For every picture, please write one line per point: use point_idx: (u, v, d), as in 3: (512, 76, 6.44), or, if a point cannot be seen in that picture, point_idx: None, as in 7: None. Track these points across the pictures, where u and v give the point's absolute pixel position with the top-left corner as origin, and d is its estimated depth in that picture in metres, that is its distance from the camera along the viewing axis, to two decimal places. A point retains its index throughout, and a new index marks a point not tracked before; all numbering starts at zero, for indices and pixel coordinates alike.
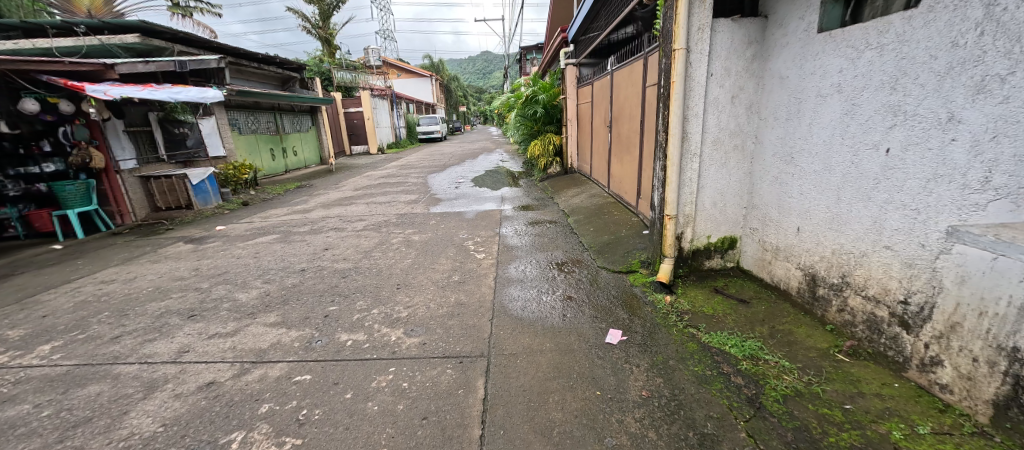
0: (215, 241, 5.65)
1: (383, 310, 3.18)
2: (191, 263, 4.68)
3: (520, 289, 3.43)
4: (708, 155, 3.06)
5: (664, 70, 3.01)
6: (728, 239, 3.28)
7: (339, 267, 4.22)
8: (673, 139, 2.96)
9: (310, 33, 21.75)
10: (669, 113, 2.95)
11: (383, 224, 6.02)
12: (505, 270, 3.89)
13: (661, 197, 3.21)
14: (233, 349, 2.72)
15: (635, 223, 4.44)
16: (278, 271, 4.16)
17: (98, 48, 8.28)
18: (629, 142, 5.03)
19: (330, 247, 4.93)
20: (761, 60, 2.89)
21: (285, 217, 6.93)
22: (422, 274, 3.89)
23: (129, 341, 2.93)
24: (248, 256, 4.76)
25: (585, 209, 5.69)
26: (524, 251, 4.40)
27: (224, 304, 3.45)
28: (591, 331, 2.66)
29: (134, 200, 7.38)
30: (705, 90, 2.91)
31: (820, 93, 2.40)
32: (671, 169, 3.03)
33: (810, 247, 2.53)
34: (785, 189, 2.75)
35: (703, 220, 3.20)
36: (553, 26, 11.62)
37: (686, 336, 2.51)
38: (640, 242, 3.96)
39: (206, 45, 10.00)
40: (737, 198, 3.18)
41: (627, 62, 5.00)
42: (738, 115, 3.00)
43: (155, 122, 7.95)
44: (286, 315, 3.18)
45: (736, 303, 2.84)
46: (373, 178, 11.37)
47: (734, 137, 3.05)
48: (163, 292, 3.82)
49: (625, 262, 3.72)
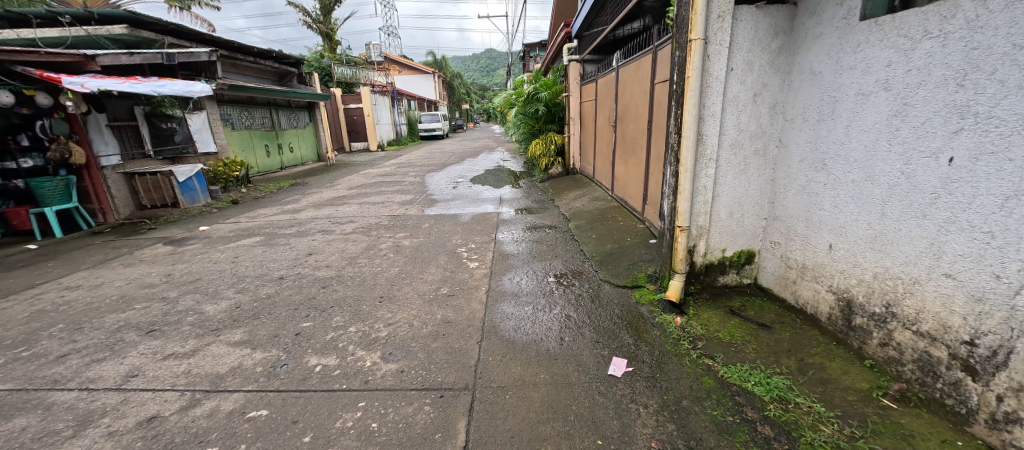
0: (195, 243, 5.34)
1: (361, 328, 2.87)
2: (165, 268, 4.37)
3: (514, 305, 3.10)
4: (725, 159, 2.73)
5: (677, 64, 2.67)
6: (746, 253, 2.96)
7: (320, 275, 3.90)
8: (687, 141, 2.63)
9: (310, 28, 21.41)
10: (682, 112, 2.61)
11: (374, 226, 5.70)
12: (499, 282, 3.57)
13: (672, 207, 2.87)
14: (187, 375, 2.41)
15: (641, 232, 4.12)
16: (254, 280, 3.84)
17: (85, 40, 8.08)
18: (636, 143, 4.69)
19: (314, 252, 4.61)
20: (788, 53, 2.55)
21: (273, 218, 6.63)
22: (409, 285, 3.57)
23: (74, 362, 2.62)
24: (226, 261, 4.45)
25: (588, 213, 5.36)
26: (521, 260, 4.08)
27: (189, 318, 3.15)
28: (592, 361, 2.34)
29: (118, 197, 7.08)
30: (724, 87, 2.58)
31: (861, 91, 2.07)
32: (683, 175, 2.69)
33: (846, 269, 2.21)
34: (813, 200, 2.43)
35: (718, 232, 2.88)
36: (556, 22, 11.30)
37: (701, 369, 2.18)
38: (646, 253, 3.63)
39: (199, 38, 9.69)
40: (757, 208, 2.85)
41: (634, 58, 4.67)
42: (759, 116, 2.67)
43: (141, 116, 7.70)
44: (254, 333, 2.87)
45: (756, 328, 2.52)
46: (370, 176, 11.05)
47: (755, 140, 2.72)
48: (126, 303, 3.51)
49: (630, 276, 3.39)
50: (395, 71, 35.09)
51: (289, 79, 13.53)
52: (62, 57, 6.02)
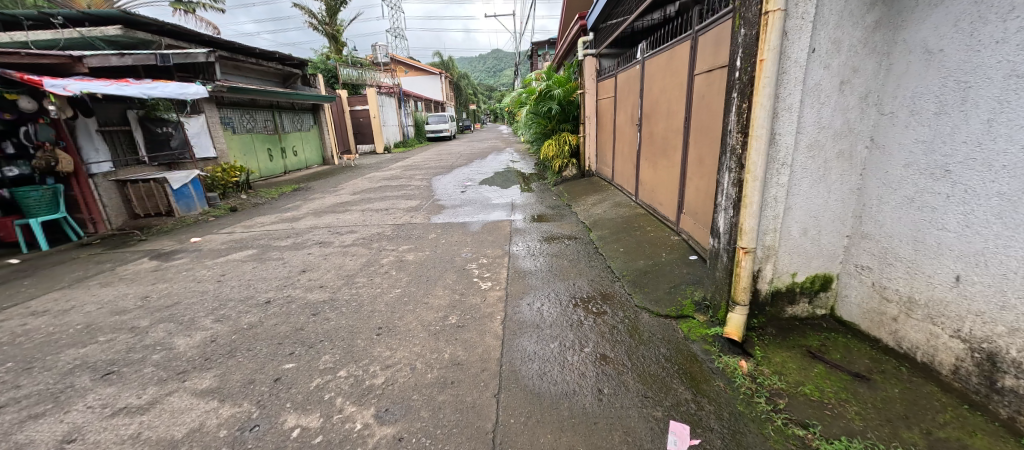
0: (182, 258, 4.91)
1: (353, 372, 2.38)
2: (144, 288, 3.93)
3: (536, 342, 2.58)
4: (802, 164, 2.19)
5: (742, 45, 2.15)
6: (822, 277, 2.43)
7: (312, 299, 3.41)
8: (757, 142, 2.09)
9: (316, 30, 21.12)
10: (751, 105, 2.08)
11: (376, 237, 5.21)
12: (516, 308, 3.05)
13: (732, 223, 2.33)
14: (134, 441, 1.94)
15: (678, 246, 3.59)
16: (237, 305, 3.37)
17: (79, 41, 7.75)
18: (667, 142, 4.17)
19: (308, 269, 4.14)
20: (889, 28, 2.02)
21: (270, 227, 6.17)
22: (412, 313, 3.07)
23: (7, 419, 2.16)
24: (211, 280, 3.99)
25: (611, 221, 4.83)
26: (540, 279, 3.57)
27: (155, 355, 2.69)
28: (643, 427, 1.82)
29: (109, 207, 6.68)
30: (805, 73, 2.05)
31: (1015, 73, 1.55)
32: (751, 184, 2.16)
33: (986, 311, 1.69)
34: (927, 216, 1.91)
35: (787, 253, 2.36)
36: (568, 16, 10.77)
37: (795, 443, 1.67)
38: (690, 274, 3.10)
39: (197, 39, 9.30)
40: (837, 224, 2.33)
41: (666, 48, 4.12)
42: (847, 108, 2.14)
43: (134, 120, 7.30)
44: (225, 378, 2.39)
45: (851, 379, 1.99)
46: (374, 180, 10.62)
47: (840, 139, 2.19)
48: (91, 334, 3.06)
49: (672, 303, 2.85)
50: (402, 72, 34.75)
51: (292, 80, 13.13)
52: (47, 59, 5.69)
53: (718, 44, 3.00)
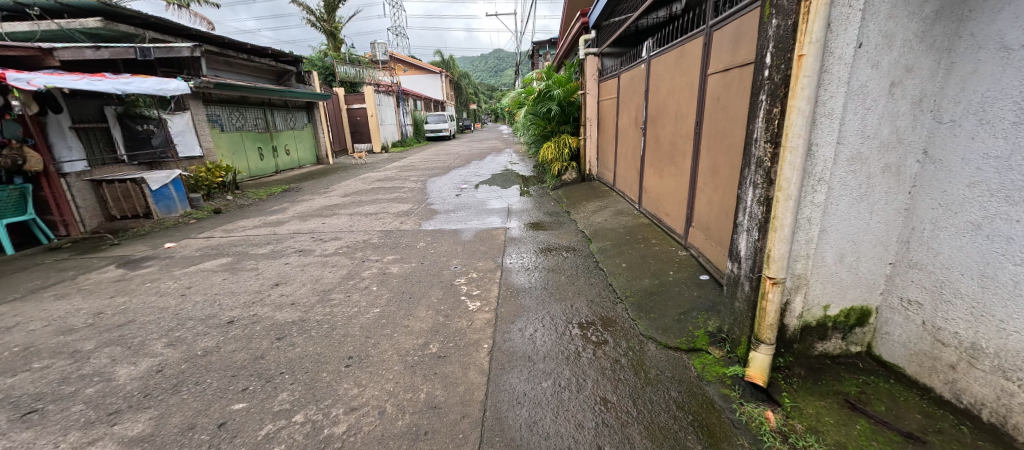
0: (151, 266, 4.54)
1: (311, 417, 2.03)
2: (100, 302, 3.56)
3: (527, 379, 2.24)
4: (840, 179, 1.89)
5: (771, 38, 1.85)
6: (858, 310, 2.14)
7: (280, 319, 3.06)
8: (791, 154, 1.76)
9: (314, 27, 20.76)
10: (787, 110, 1.75)
11: (360, 246, 4.86)
12: (506, 335, 2.71)
13: (755, 247, 2.00)
14: None
15: (687, 264, 3.27)
16: (195, 326, 3.01)
17: (57, 34, 7.36)
18: (674, 148, 3.85)
19: (281, 282, 3.79)
20: (951, 20, 1.74)
21: (251, 232, 5.81)
22: (388, 339, 2.72)
23: None
24: (175, 294, 3.64)
25: (612, 232, 4.51)
26: (534, 298, 3.24)
27: (90, 388, 2.34)
28: None
29: (83, 209, 6.30)
30: (851, 73, 1.74)
31: None
32: (782, 204, 1.82)
33: None
34: (1000, 247, 1.61)
35: (820, 283, 2.05)
36: (570, 14, 10.48)
37: None
38: (701, 297, 2.77)
39: (185, 33, 8.90)
40: (879, 249, 2.03)
41: (674, 46, 3.79)
42: (897, 115, 1.85)
43: (111, 117, 6.95)
44: (162, 422, 2.04)
45: (902, 441, 1.69)
46: (367, 181, 10.26)
47: (887, 151, 1.89)
48: (26, 358, 2.71)
49: (682, 334, 2.52)
50: (401, 71, 34.37)
51: (286, 77, 12.81)
52: (13, 51, 5.33)
53: (737, 40, 2.66)
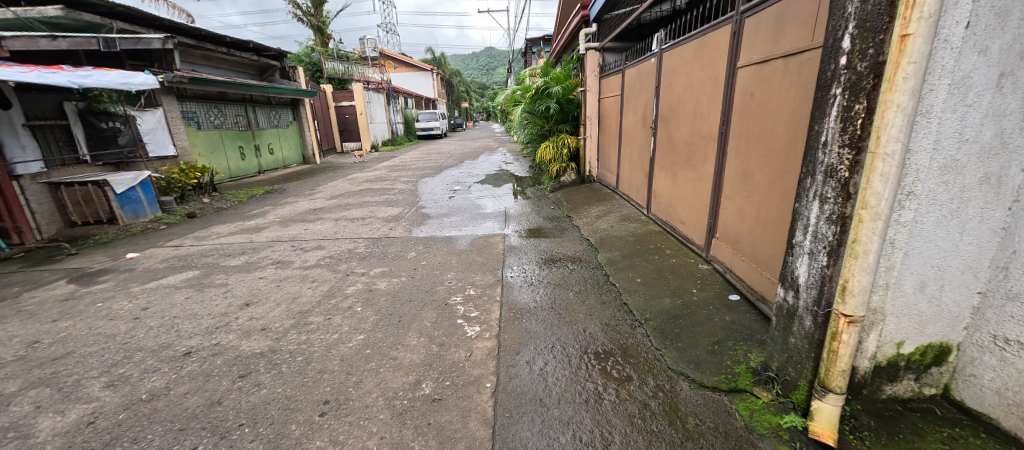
0: (107, 281, 4.04)
1: None
2: (38, 328, 3.08)
3: (542, 432, 1.86)
4: (931, 192, 1.52)
5: (851, 17, 1.46)
6: (937, 348, 1.78)
7: (246, 350, 2.62)
8: (881, 163, 1.39)
9: (301, 22, 20.09)
10: (879, 106, 1.38)
11: (345, 256, 4.41)
12: (512, 370, 2.31)
13: (825, 276, 1.63)
14: None
15: (713, 281, 2.91)
16: (144, 359, 2.56)
17: (15, 22, 6.71)
18: (692, 149, 3.48)
19: (253, 302, 3.33)
20: None
21: (225, 240, 5.32)
22: (373, 376, 2.31)
23: None
24: (127, 317, 3.16)
25: (621, 240, 4.14)
26: (540, 320, 2.85)
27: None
28: None
29: (38, 214, 5.74)
30: (955, 61, 1.38)
31: None
32: (867, 224, 1.45)
33: None
34: None
35: (896, 317, 1.70)
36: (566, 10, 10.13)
37: None
38: (737, 326, 2.40)
39: (157, 24, 8.32)
40: (969, 277, 1.67)
41: (693, 36, 3.42)
42: (1005, 114, 1.48)
43: (72, 114, 6.40)
44: None
45: None
46: (354, 182, 9.74)
47: (991, 157, 1.52)
48: None
49: (720, 370, 2.15)
50: (392, 68, 33.65)
51: (269, 73, 12.23)
52: None
53: (780, 26, 2.29)
